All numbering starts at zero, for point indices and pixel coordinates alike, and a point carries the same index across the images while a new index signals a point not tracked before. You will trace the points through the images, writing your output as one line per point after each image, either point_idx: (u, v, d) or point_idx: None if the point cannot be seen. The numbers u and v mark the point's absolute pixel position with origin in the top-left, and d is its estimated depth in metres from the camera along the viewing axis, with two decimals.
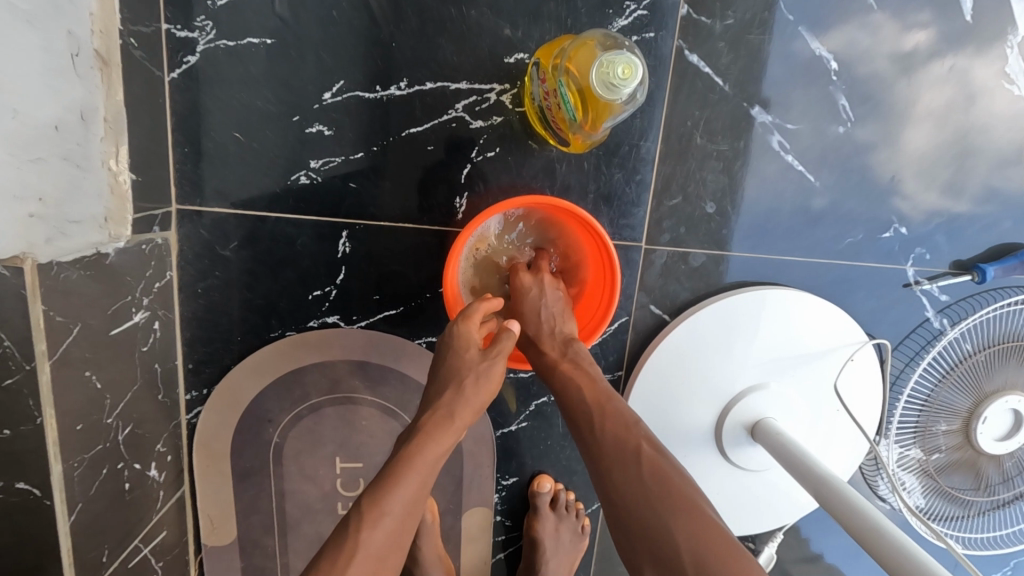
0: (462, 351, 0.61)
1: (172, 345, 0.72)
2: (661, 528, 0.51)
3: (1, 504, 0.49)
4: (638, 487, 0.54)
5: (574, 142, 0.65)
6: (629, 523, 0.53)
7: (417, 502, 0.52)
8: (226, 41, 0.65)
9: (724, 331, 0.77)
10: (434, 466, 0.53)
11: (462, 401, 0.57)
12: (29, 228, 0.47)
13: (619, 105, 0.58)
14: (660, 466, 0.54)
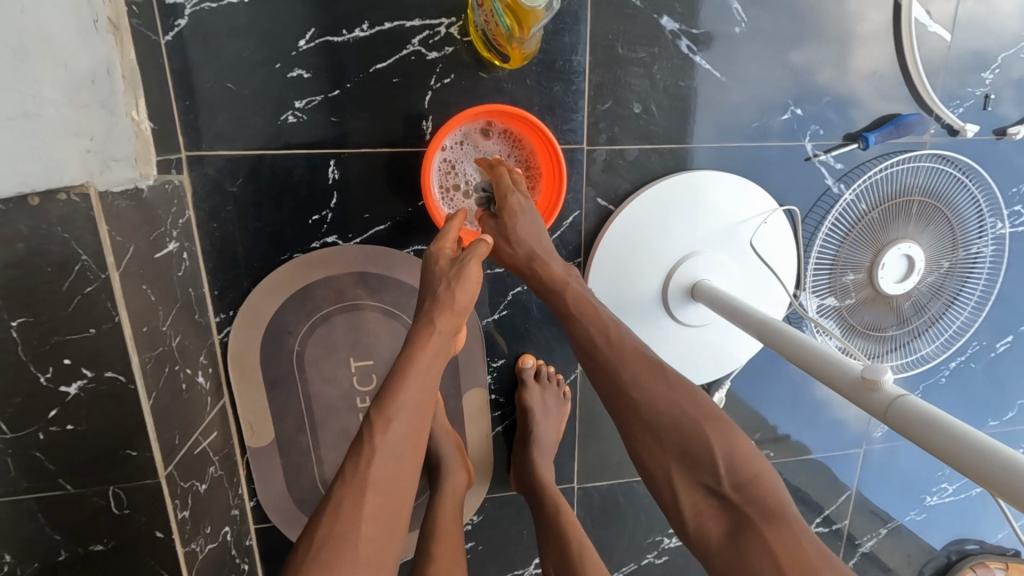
0: (439, 283, 0.73)
1: (199, 274, 0.84)
2: (642, 403, 0.70)
3: (96, 390, 0.64)
4: (627, 383, 0.72)
5: (513, 52, 0.78)
6: (618, 404, 0.72)
7: (421, 406, 0.65)
8: (209, 3, 0.76)
9: (660, 212, 0.93)
10: (425, 390, 0.66)
11: (444, 326, 0.71)
12: (88, 160, 0.59)
13: (541, 14, 0.71)
14: (636, 352, 0.74)
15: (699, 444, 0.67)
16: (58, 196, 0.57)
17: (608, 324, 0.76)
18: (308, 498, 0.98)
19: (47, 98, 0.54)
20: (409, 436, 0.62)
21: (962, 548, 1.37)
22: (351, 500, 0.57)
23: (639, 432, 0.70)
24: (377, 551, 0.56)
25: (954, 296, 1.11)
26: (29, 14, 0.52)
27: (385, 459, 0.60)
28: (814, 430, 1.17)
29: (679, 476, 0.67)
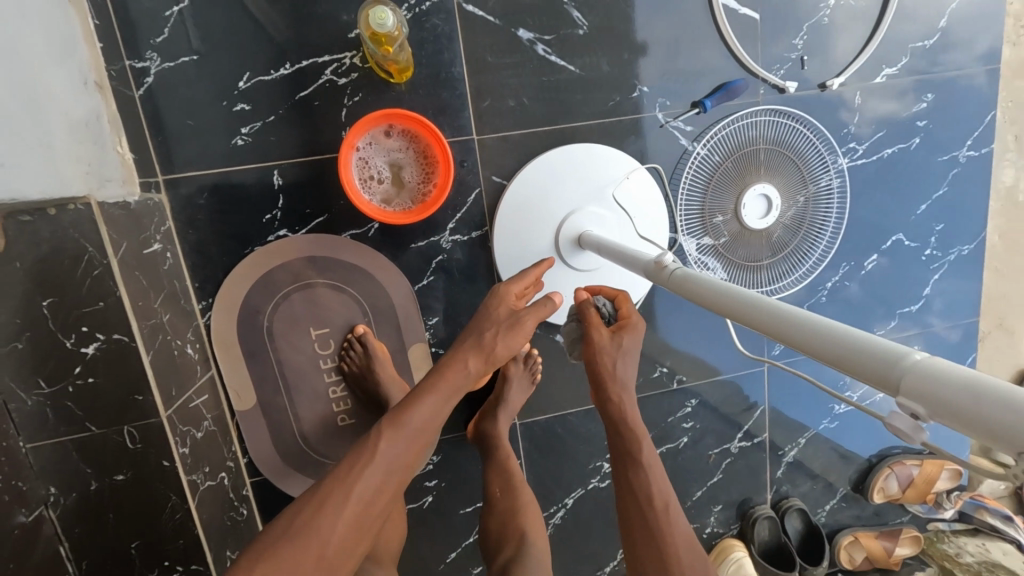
0: (497, 326, 0.89)
1: (181, 270, 1.06)
2: (639, 485, 0.80)
3: (108, 349, 0.87)
4: (664, 530, 0.77)
5: (391, 64, 1.02)
6: (625, 483, 0.81)
7: (422, 436, 0.78)
8: (167, 63, 1.01)
9: (543, 180, 1.15)
10: (429, 423, 0.80)
11: (470, 366, 0.85)
12: (87, 179, 0.86)
13: (398, 32, 0.94)
14: (664, 496, 0.80)
15: (661, 527, 0.78)
16: (69, 206, 0.81)
17: (646, 450, 0.82)
18: (290, 449, 1.19)
19: (53, 136, 0.80)
20: (404, 456, 0.75)
21: (880, 451, 1.54)
22: (338, 493, 0.69)
23: (630, 506, 0.80)
24: (346, 541, 0.67)
25: (814, 225, 1.33)
26: (40, 81, 0.78)
27: (380, 469, 0.72)
28: (716, 352, 1.37)
29: (639, 545, 0.78)
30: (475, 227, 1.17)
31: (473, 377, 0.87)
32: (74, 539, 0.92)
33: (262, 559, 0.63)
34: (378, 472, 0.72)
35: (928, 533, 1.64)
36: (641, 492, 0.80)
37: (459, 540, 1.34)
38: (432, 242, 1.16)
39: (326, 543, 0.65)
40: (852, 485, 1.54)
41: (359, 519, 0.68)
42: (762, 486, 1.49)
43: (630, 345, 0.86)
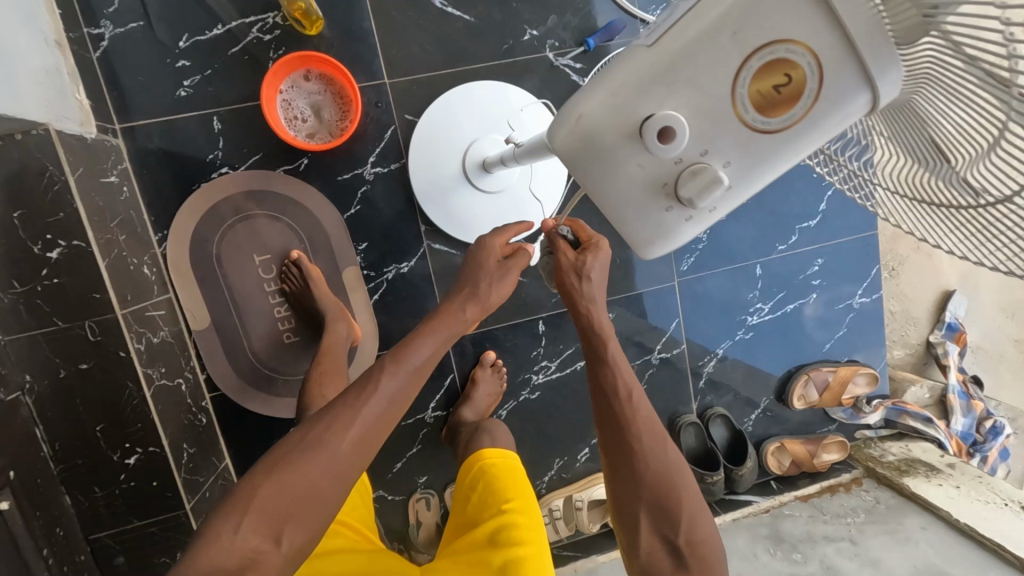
0: (485, 276, 0.98)
1: (138, 205, 1.25)
2: (643, 464, 0.87)
3: (69, 252, 1.05)
4: (630, 424, 0.90)
5: (295, 8, 1.19)
6: (623, 459, 0.88)
7: (418, 375, 0.86)
8: (119, 29, 1.21)
9: (447, 114, 1.32)
10: (426, 365, 0.87)
11: (468, 314, 0.94)
12: (51, 112, 1.04)
13: None
14: (663, 467, 0.86)
15: (671, 504, 0.84)
16: (38, 130, 1.00)
17: (651, 425, 0.90)
18: (243, 365, 1.35)
19: (25, 73, 0.99)
20: (405, 388, 0.83)
21: (798, 361, 1.66)
22: (342, 421, 0.77)
23: (637, 484, 0.86)
24: (351, 459, 0.75)
25: None
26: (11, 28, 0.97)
27: (379, 400, 0.80)
28: (626, 269, 1.53)
29: (647, 522, 0.85)
30: (394, 160, 1.35)
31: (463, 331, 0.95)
32: (48, 422, 1.08)
33: (283, 467, 0.72)
34: (382, 398, 0.80)
35: (857, 441, 1.74)
36: (613, 403, 0.92)
37: (405, 449, 1.49)
38: (356, 175, 1.34)
39: (337, 455, 0.74)
40: (774, 394, 1.66)
41: (366, 438, 0.77)
42: (686, 396, 1.62)
43: (597, 272, 0.99)
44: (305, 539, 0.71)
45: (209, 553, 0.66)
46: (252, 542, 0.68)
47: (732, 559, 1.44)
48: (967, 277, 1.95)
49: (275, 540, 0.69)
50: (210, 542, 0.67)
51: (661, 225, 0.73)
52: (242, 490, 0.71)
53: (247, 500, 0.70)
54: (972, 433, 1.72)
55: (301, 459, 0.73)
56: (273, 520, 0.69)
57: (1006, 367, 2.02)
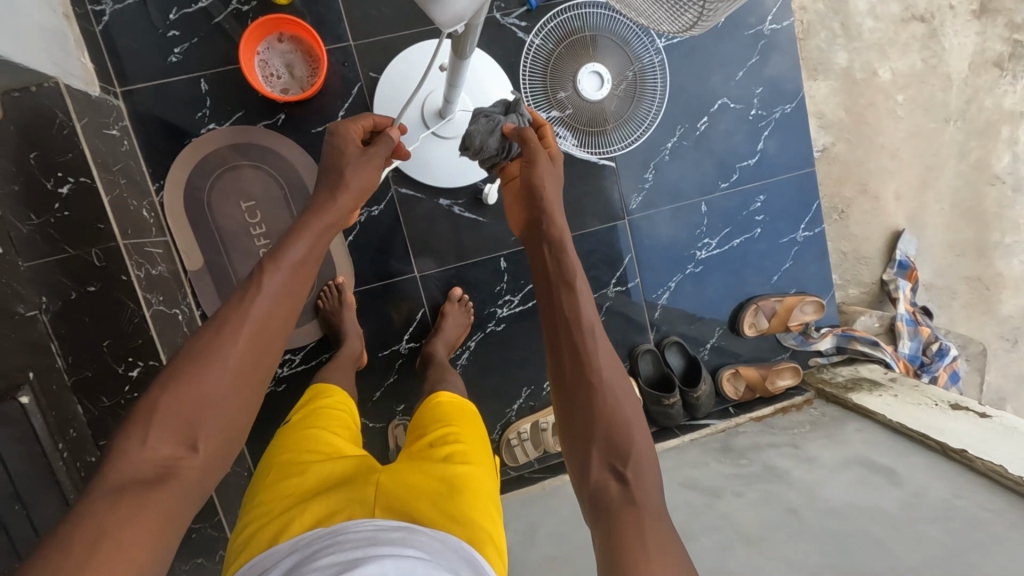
0: (348, 164, 1.05)
1: (137, 158, 1.43)
2: (597, 391, 0.93)
3: (78, 188, 1.24)
4: (586, 351, 0.97)
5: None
6: (579, 389, 0.94)
7: (301, 270, 0.92)
8: (117, 6, 1.41)
9: (404, 69, 1.48)
10: (308, 263, 0.94)
11: (342, 204, 1.02)
12: (61, 70, 1.24)
13: None
14: (617, 398, 0.93)
15: (622, 436, 0.89)
16: (51, 83, 1.19)
17: (606, 360, 0.96)
18: (232, 301, 1.50)
19: (37, 35, 1.19)
20: (287, 283, 0.89)
21: (747, 293, 1.78)
22: (232, 326, 0.83)
23: (588, 410, 0.92)
24: (246, 360, 0.83)
25: (643, 93, 1.60)
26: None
27: (266, 299, 0.86)
28: (579, 209, 1.68)
29: (598, 453, 0.89)
30: (361, 113, 1.52)
31: (340, 222, 1.02)
32: (61, 338, 1.23)
33: (177, 380, 0.79)
34: (263, 301, 0.86)
35: (810, 369, 1.85)
36: (573, 333, 0.99)
37: (382, 379, 1.63)
38: (327, 128, 1.51)
39: (224, 361, 0.81)
40: (726, 324, 1.79)
41: (251, 337, 0.84)
42: (643, 327, 1.75)
43: (552, 177, 1.15)
44: (219, 443, 0.80)
45: (122, 466, 0.74)
46: (163, 452, 0.76)
47: (684, 467, 1.56)
48: (913, 218, 2.07)
49: (188, 447, 0.78)
50: (119, 457, 0.74)
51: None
52: (142, 408, 0.77)
53: (147, 417, 0.76)
54: (919, 355, 1.83)
55: (192, 371, 0.79)
56: (178, 430, 0.77)
57: (958, 304, 2.13)
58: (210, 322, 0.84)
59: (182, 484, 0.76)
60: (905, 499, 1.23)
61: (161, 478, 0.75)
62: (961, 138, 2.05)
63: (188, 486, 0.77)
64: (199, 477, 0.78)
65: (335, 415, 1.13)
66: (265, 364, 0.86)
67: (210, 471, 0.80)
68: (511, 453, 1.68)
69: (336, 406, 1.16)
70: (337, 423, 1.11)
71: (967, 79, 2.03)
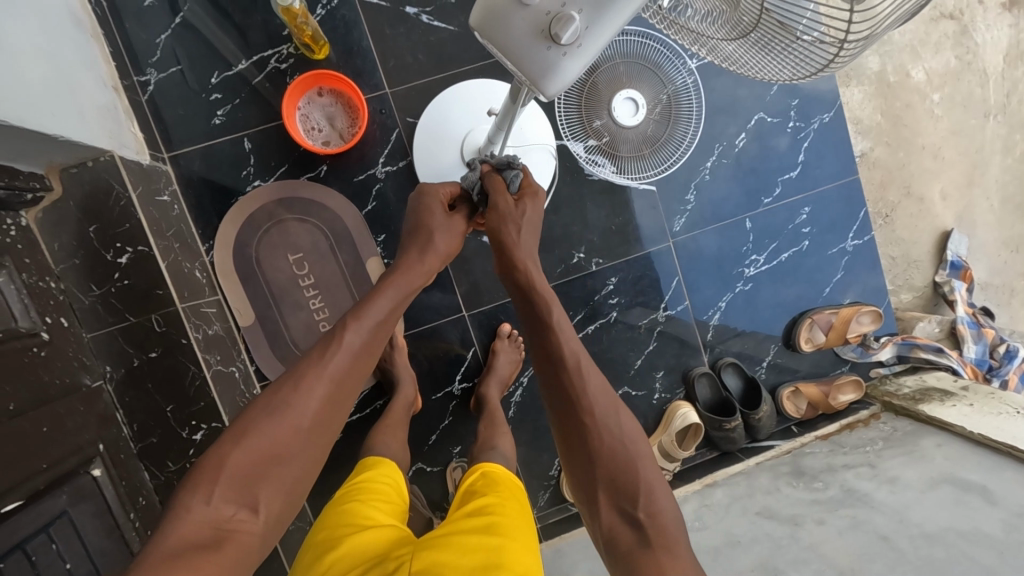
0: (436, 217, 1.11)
1: (187, 221, 1.46)
2: (596, 437, 0.95)
3: (138, 256, 1.26)
4: (580, 395, 0.99)
5: (304, 36, 1.36)
6: (578, 434, 0.97)
7: (380, 328, 0.98)
8: (161, 74, 1.44)
9: (441, 112, 1.48)
10: (386, 322, 0.99)
11: (428, 264, 1.08)
12: (115, 141, 1.27)
13: (298, 7, 1.28)
14: (615, 441, 0.95)
15: (630, 480, 0.91)
16: (107, 156, 1.22)
17: (606, 406, 0.99)
18: (285, 354, 1.50)
19: (92, 111, 1.22)
20: (365, 340, 0.94)
21: (800, 307, 1.74)
22: (312, 376, 0.87)
23: (591, 467, 0.94)
24: (321, 411, 0.86)
25: (680, 116, 1.59)
26: (79, 77, 1.20)
27: (346, 353, 0.91)
28: (623, 236, 1.67)
29: (605, 498, 0.91)
30: (401, 157, 1.53)
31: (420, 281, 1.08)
32: (126, 405, 1.24)
33: (252, 433, 0.80)
34: (343, 356, 0.90)
35: (872, 380, 1.79)
36: (565, 376, 1.02)
37: (437, 422, 1.61)
38: (370, 175, 1.52)
39: (303, 416, 0.84)
40: (782, 341, 1.74)
41: (331, 393, 0.88)
42: (697, 350, 1.71)
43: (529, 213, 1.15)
44: (279, 503, 0.80)
45: (180, 525, 0.71)
46: (226, 513, 0.75)
47: (756, 494, 1.51)
48: (961, 217, 2.02)
49: (249, 507, 0.77)
50: (182, 514, 0.72)
51: (547, 63, 0.76)
52: (210, 462, 0.77)
53: (215, 472, 0.76)
54: (986, 359, 1.77)
55: (269, 424, 0.81)
56: (243, 489, 0.77)
57: (1015, 300, 2.06)
58: (289, 377, 0.87)
59: (239, 547, 0.74)
60: (1008, 520, 1.16)
61: (220, 537, 0.73)
62: (1004, 132, 2.00)
63: (244, 550, 0.75)
64: (255, 541, 0.76)
65: (376, 490, 1.06)
66: (336, 423, 0.89)
67: (265, 536, 0.78)
68: (572, 489, 1.64)
69: (378, 481, 1.09)
70: (379, 497, 1.03)
71: (1004, 72, 1.99)
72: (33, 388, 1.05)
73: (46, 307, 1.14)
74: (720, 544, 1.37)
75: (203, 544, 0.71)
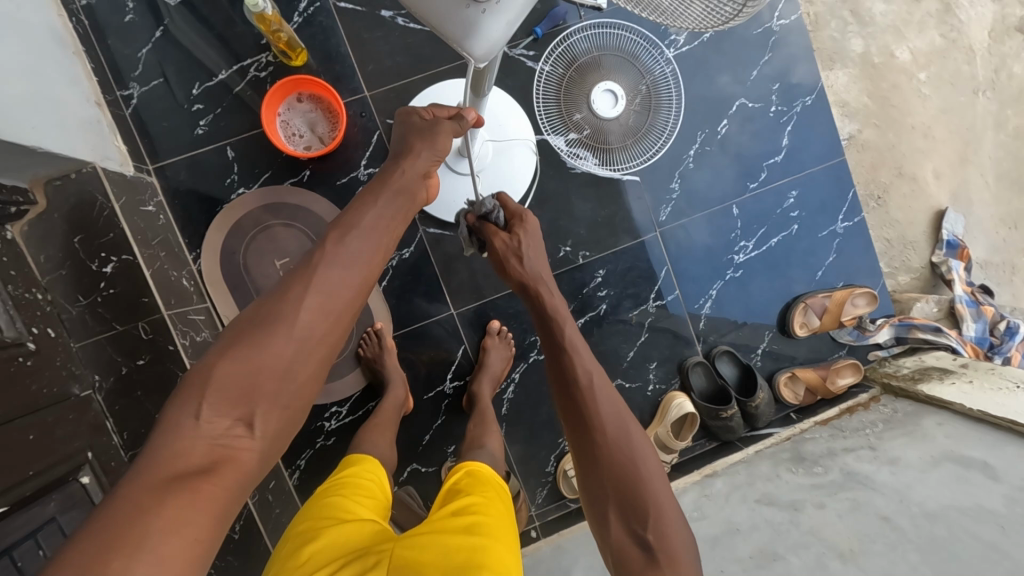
0: (412, 132, 1.13)
1: (174, 230, 1.48)
2: (607, 455, 0.98)
3: (124, 264, 1.31)
4: (595, 420, 1.03)
5: (280, 42, 1.38)
6: (588, 446, 1.01)
7: (374, 236, 0.97)
8: (144, 88, 1.47)
9: (419, 112, 1.49)
10: (379, 228, 0.99)
11: (410, 169, 1.08)
12: (98, 153, 1.30)
13: (272, 14, 1.29)
14: (627, 461, 0.97)
15: (641, 498, 0.92)
16: (89, 168, 1.26)
17: (618, 427, 1.01)
18: None
19: (74, 124, 1.24)
20: (355, 251, 0.94)
21: (794, 292, 1.72)
22: (299, 287, 0.87)
23: (602, 478, 0.97)
24: (313, 319, 0.86)
25: (660, 105, 1.59)
26: (61, 90, 1.23)
27: (337, 265, 0.91)
28: (610, 227, 1.66)
29: (615, 516, 0.93)
30: (383, 159, 1.54)
31: (413, 185, 1.07)
32: (116, 414, 1.24)
33: (243, 350, 0.80)
34: (332, 267, 0.91)
35: (871, 363, 1.77)
36: (580, 395, 1.07)
37: (430, 422, 1.61)
38: (352, 178, 1.53)
39: (293, 333, 0.84)
40: (776, 326, 1.72)
41: (321, 310, 0.87)
42: (690, 340, 1.69)
43: (533, 253, 1.24)
44: (275, 419, 0.81)
45: (175, 437, 0.72)
46: (221, 427, 0.75)
47: (756, 482, 1.48)
48: (957, 195, 1.98)
49: (244, 423, 0.77)
50: (177, 429, 0.73)
51: (467, 23, 0.71)
52: (199, 378, 0.77)
53: (204, 387, 0.76)
54: (987, 337, 1.73)
55: (260, 341, 0.81)
56: (236, 405, 0.77)
57: (1018, 278, 2.02)
58: (277, 296, 0.86)
59: (236, 464, 0.75)
60: (1010, 494, 1.12)
61: (214, 455, 0.74)
62: (995, 108, 1.98)
63: (241, 468, 0.76)
64: (251, 458, 0.77)
65: (359, 485, 1.06)
66: (332, 341, 0.89)
67: (262, 451, 0.79)
68: (569, 484, 1.62)
69: (361, 477, 1.09)
70: (363, 492, 1.04)
71: (990, 48, 1.97)
72: (21, 397, 1.05)
73: (32, 318, 1.13)
74: (719, 533, 1.34)
75: (200, 466, 0.72)
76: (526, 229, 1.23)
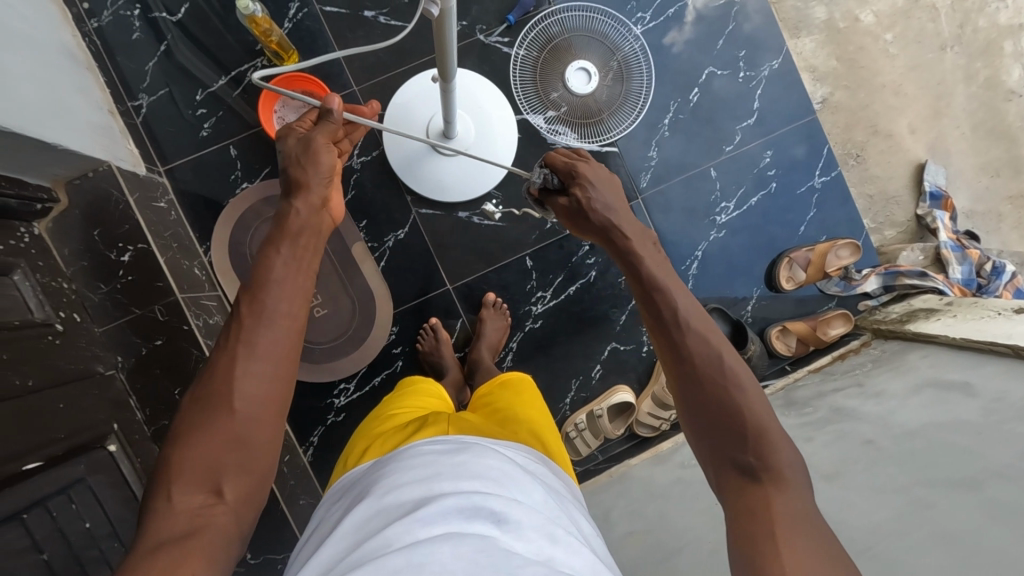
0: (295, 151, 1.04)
1: (185, 225, 1.59)
2: (717, 392, 0.85)
3: (139, 253, 1.39)
4: (692, 356, 0.88)
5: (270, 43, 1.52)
6: (686, 387, 0.87)
7: (298, 278, 0.92)
8: (151, 98, 1.60)
9: (403, 102, 1.60)
10: (300, 266, 0.94)
11: (307, 203, 1.01)
12: (111, 152, 1.41)
13: (263, 16, 1.42)
14: (735, 396, 0.84)
15: (749, 430, 0.81)
16: (105, 166, 1.37)
17: (724, 362, 0.86)
18: None
19: (88, 127, 1.37)
20: (279, 298, 0.88)
21: (778, 248, 1.77)
22: (234, 350, 0.82)
23: (705, 418, 0.85)
24: (262, 387, 0.81)
25: (631, 78, 1.67)
26: (74, 98, 1.36)
27: (270, 320, 0.85)
28: None
29: (723, 452, 0.82)
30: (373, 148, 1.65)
31: (319, 214, 1.01)
32: (139, 392, 1.33)
33: (193, 428, 0.78)
34: (264, 326, 0.84)
35: (862, 313, 1.81)
36: (667, 332, 0.91)
37: None
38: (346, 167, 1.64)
39: (237, 400, 0.79)
40: (764, 283, 1.77)
41: (259, 370, 0.82)
42: None
43: (599, 189, 1.06)
44: (246, 481, 0.78)
45: (161, 523, 0.72)
46: (192, 503, 0.74)
47: None
48: (934, 148, 2.03)
49: (215, 491, 0.75)
50: (157, 517, 0.73)
51: None
52: (164, 468, 0.76)
53: (170, 475, 0.75)
54: (972, 278, 1.86)
55: (205, 423, 0.78)
56: (202, 480, 0.76)
57: (1005, 225, 2.05)
58: (210, 368, 0.82)
59: (215, 533, 0.73)
60: (986, 406, 1.14)
61: (192, 526, 0.72)
62: (964, 62, 2.03)
63: (224, 530, 0.74)
64: (235, 519, 0.76)
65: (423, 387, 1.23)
66: (281, 386, 0.83)
67: (243, 512, 0.78)
68: (572, 446, 1.69)
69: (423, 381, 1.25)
70: (430, 393, 1.20)
71: (954, 4, 2.03)
72: (49, 370, 1.15)
73: (59, 304, 1.25)
74: None
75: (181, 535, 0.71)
76: (588, 171, 1.07)
